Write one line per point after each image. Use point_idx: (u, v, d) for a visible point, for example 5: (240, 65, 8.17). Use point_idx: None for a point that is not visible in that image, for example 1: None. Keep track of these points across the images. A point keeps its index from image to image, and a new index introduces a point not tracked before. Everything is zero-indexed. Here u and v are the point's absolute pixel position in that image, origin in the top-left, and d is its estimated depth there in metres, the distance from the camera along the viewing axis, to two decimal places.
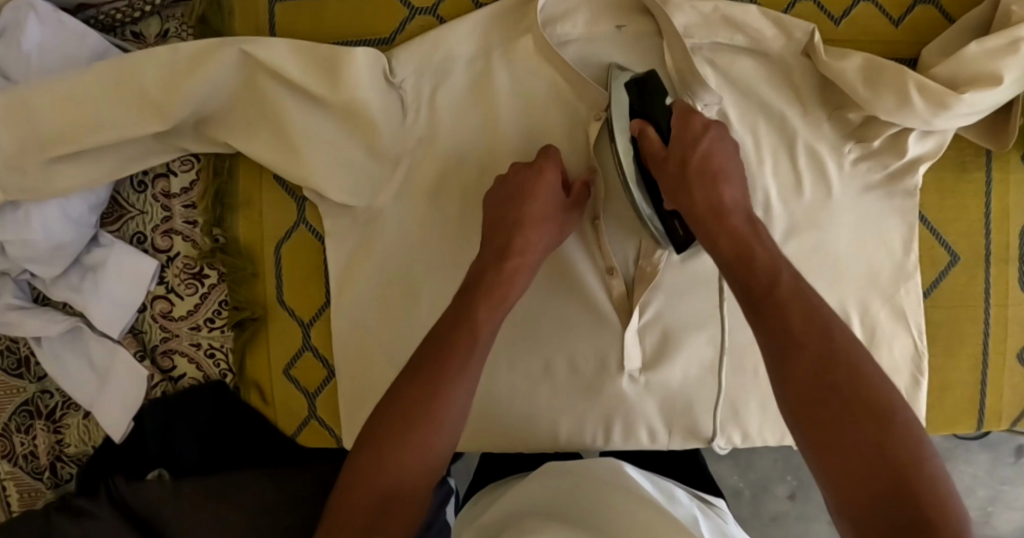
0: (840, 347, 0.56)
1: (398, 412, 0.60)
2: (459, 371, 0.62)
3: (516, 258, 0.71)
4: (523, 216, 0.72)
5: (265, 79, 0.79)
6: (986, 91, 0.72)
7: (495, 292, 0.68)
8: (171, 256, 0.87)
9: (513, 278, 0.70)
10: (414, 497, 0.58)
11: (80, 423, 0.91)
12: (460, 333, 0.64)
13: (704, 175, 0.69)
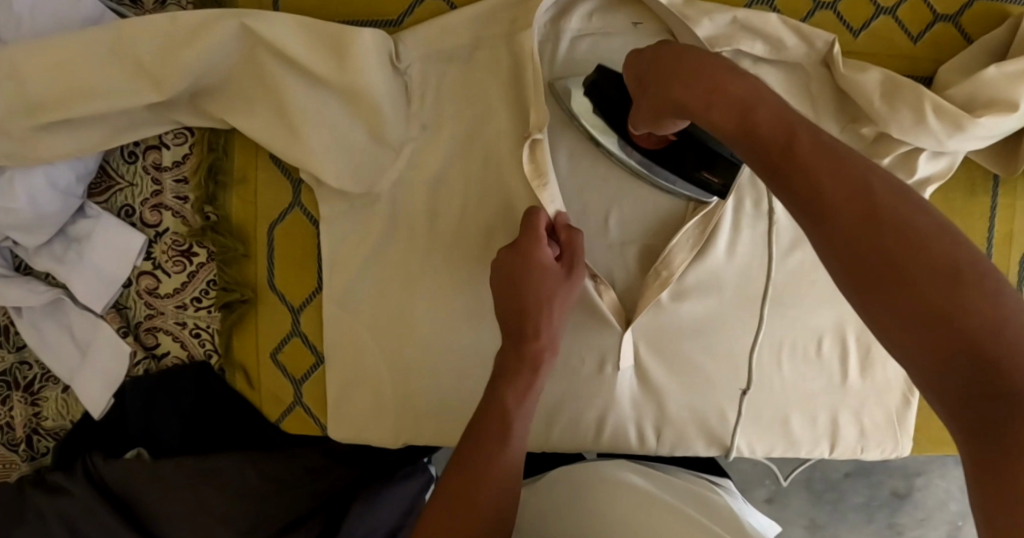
0: (901, 206, 0.49)
1: (449, 498, 0.59)
2: (500, 449, 0.61)
3: (537, 342, 0.68)
4: (533, 296, 0.68)
5: (267, 56, 0.76)
6: (1003, 116, 0.72)
7: (522, 378, 0.66)
8: (160, 232, 0.84)
9: (538, 362, 0.67)
10: None
11: (59, 398, 0.89)
12: (493, 419, 0.63)
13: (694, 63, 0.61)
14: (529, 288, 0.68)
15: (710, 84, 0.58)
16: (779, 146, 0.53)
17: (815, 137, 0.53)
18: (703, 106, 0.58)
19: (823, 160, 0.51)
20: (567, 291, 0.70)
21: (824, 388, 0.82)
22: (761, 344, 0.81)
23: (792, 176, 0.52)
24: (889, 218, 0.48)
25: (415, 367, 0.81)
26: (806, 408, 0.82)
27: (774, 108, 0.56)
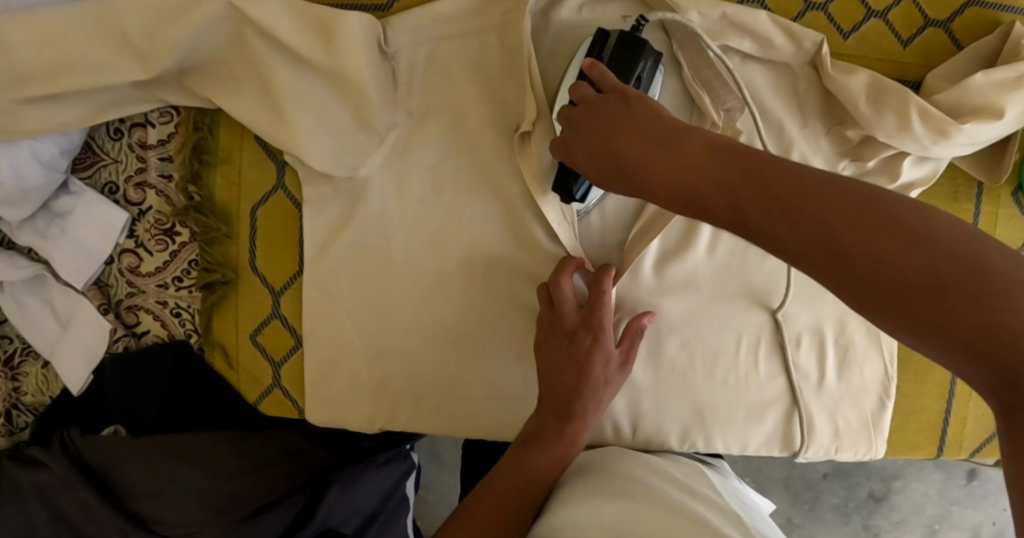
0: (872, 237, 0.47)
1: None
2: (510, 508, 0.70)
3: (578, 424, 0.75)
4: (582, 383, 0.74)
5: (255, 37, 0.76)
6: (987, 124, 0.72)
7: (559, 448, 0.74)
8: (143, 210, 0.84)
9: (575, 438, 0.75)
10: None
11: (39, 373, 0.89)
12: (516, 482, 0.71)
13: (632, 133, 0.59)
14: (580, 372, 0.74)
15: (654, 164, 0.57)
16: (732, 207, 0.52)
17: (765, 181, 0.51)
18: (660, 189, 0.56)
19: (775, 216, 0.50)
20: (617, 381, 0.76)
21: (799, 388, 0.82)
22: (739, 341, 0.81)
23: (762, 237, 0.51)
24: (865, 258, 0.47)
25: (395, 353, 0.81)
26: (782, 406, 0.82)
27: (719, 157, 0.54)
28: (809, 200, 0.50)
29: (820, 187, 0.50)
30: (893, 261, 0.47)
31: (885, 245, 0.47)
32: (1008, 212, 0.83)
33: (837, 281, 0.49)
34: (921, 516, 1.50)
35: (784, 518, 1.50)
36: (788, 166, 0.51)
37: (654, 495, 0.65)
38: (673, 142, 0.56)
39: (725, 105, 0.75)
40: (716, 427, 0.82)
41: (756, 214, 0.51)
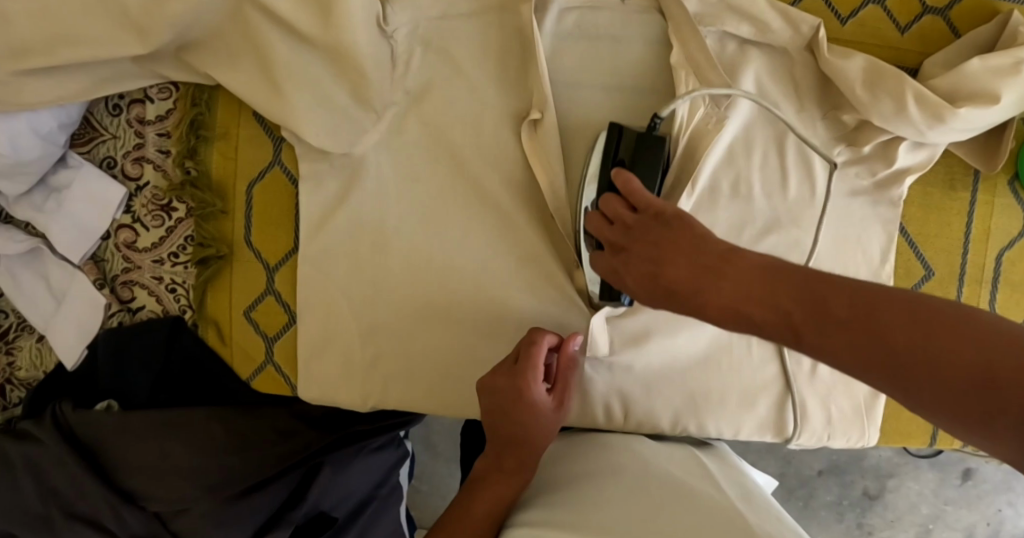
0: (937, 354, 0.43)
1: None
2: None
3: (515, 463, 0.72)
4: (518, 425, 0.71)
5: (255, 14, 0.76)
6: (982, 108, 0.71)
7: (495, 489, 0.71)
8: (140, 186, 0.84)
9: (514, 475, 0.72)
10: None
11: (33, 347, 0.89)
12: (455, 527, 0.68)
13: (676, 256, 0.57)
14: (517, 415, 0.71)
15: (706, 291, 0.53)
16: (783, 324, 0.49)
17: (813, 302, 0.48)
18: (715, 311, 0.53)
19: (834, 327, 0.47)
20: (555, 421, 0.74)
21: (788, 374, 0.82)
22: (732, 326, 0.81)
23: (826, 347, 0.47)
24: (932, 380, 0.43)
25: (388, 331, 0.81)
26: (774, 391, 0.82)
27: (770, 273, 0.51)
28: (865, 320, 0.46)
29: (874, 299, 0.46)
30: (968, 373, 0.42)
31: (957, 360, 0.42)
32: (1004, 202, 0.83)
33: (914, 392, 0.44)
34: (914, 515, 1.50)
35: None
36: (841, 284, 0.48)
37: (644, 500, 0.65)
38: (718, 268, 0.53)
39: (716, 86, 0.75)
40: (709, 412, 0.81)
41: (812, 332, 0.48)
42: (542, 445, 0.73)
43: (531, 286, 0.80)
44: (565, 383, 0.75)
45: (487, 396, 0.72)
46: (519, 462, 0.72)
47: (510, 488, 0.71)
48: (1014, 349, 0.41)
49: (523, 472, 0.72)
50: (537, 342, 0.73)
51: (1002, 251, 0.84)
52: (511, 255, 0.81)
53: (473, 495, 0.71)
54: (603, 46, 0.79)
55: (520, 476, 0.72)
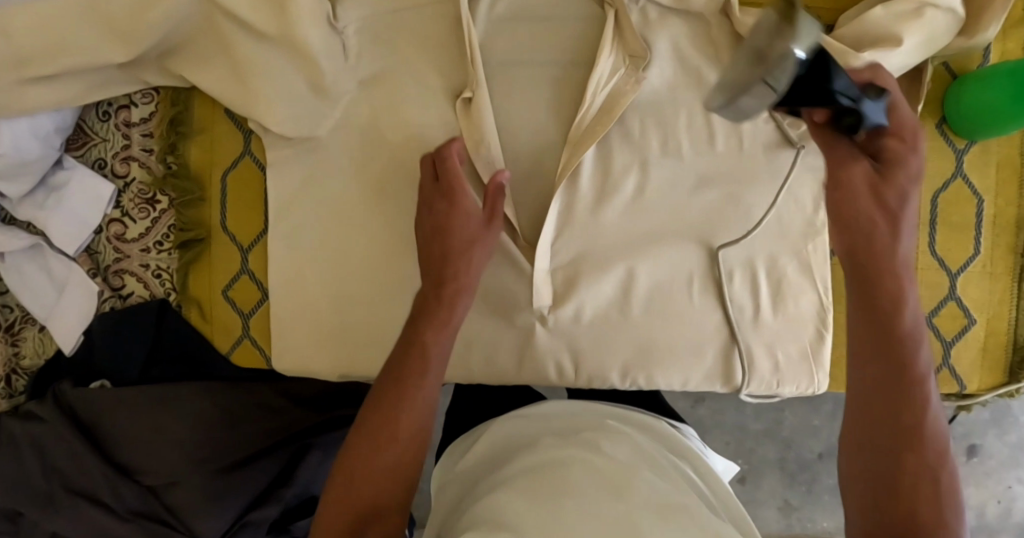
0: (881, 377, 0.60)
1: (364, 437, 0.65)
2: (417, 385, 0.66)
3: (450, 307, 0.71)
4: (449, 250, 0.72)
5: (220, 18, 0.85)
6: (887, 51, 0.76)
7: (436, 318, 0.70)
8: (128, 182, 0.93)
9: (453, 303, 0.71)
10: (385, 501, 0.64)
11: (36, 337, 0.96)
12: (411, 356, 0.68)
13: (899, 153, 0.60)
14: (449, 221, 0.73)
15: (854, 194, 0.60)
16: (856, 264, 0.61)
17: (880, 265, 0.60)
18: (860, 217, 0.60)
19: (864, 296, 0.61)
20: (489, 236, 0.74)
21: (731, 321, 0.84)
22: (675, 278, 0.84)
23: (861, 303, 0.61)
24: (874, 377, 0.60)
25: (353, 299, 0.87)
26: (721, 341, 0.84)
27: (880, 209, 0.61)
28: (877, 316, 0.60)
29: (898, 313, 0.60)
30: (888, 398, 0.60)
31: (886, 382, 0.60)
32: (934, 146, 0.86)
33: (861, 359, 0.61)
34: None
35: (780, 499, 1.50)
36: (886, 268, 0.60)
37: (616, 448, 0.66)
38: (844, 169, 0.60)
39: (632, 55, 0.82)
40: (657, 364, 0.84)
41: (861, 288, 0.61)
42: (467, 272, 0.72)
43: None
44: (494, 210, 0.74)
45: (422, 224, 0.75)
46: (446, 304, 0.71)
47: (446, 345, 0.69)
48: (917, 384, 0.59)
49: (451, 292, 0.71)
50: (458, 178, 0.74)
51: (937, 194, 0.87)
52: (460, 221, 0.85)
53: (417, 355, 0.68)
54: (538, 25, 0.84)
55: (457, 300, 0.71)
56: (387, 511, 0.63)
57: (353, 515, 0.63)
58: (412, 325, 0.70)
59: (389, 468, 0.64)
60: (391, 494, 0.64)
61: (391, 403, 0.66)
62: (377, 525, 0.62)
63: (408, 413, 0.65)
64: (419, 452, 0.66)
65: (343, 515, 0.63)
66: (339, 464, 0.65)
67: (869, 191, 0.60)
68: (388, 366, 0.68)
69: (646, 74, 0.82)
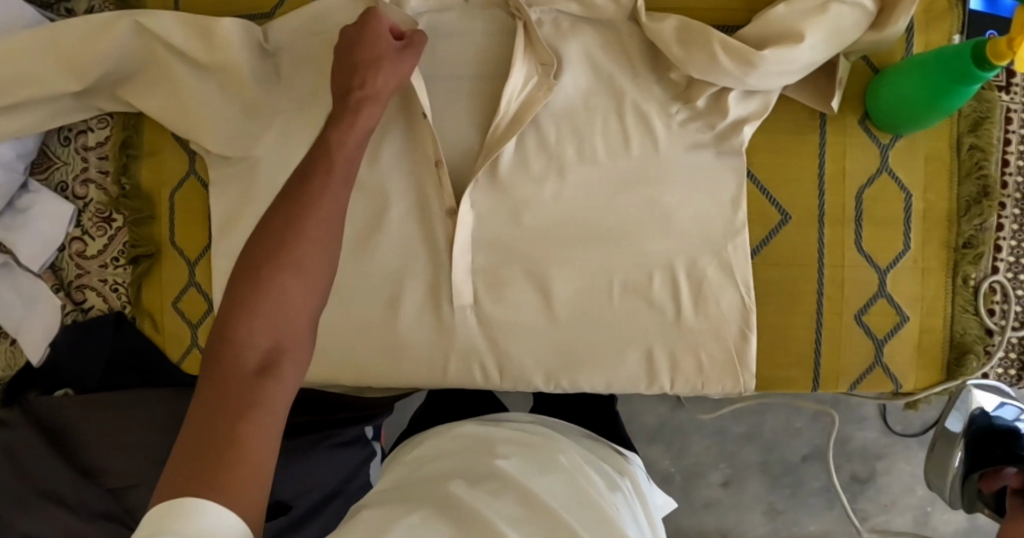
0: None
1: (242, 282, 0.61)
2: (310, 208, 0.65)
3: (366, 87, 0.75)
4: (365, 58, 0.76)
5: (160, 47, 0.90)
6: (790, 48, 0.76)
7: (347, 122, 0.73)
8: (86, 203, 0.99)
9: (363, 108, 0.74)
10: (295, 340, 0.61)
11: (7, 350, 1.02)
12: (314, 179, 0.67)
13: None
14: (364, 41, 0.77)
15: None
16: None
17: None
18: None
19: None
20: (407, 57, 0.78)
21: (654, 321, 0.85)
22: (593, 282, 0.85)
23: None
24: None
25: None
26: (643, 343, 0.86)
27: None
28: None
29: None
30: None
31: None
32: (857, 142, 0.86)
33: None
34: (910, 498, 1.40)
35: (765, 504, 1.42)
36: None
37: (571, 484, 0.73)
38: None
39: (543, 62, 0.84)
40: (579, 367, 0.86)
41: None
42: (383, 82, 0.76)
43: (407, 259, 0.87)
44: (411, 44, 0.79)
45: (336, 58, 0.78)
46: (360, 112, 0.74)
47: (352, 167, 0.71)
48: None
49: (370, 96, 0.75)
50: (378, 14, 0.78)
51: (861, 190, 0.86)
52: (383, 229, 0.87)
53: (320, 188, 0.67)
54: (456, 40, 0.87)
55: (373, 99, 0.75)
56: (297, 344, 0.61)
57: (259, 347, 0.59)
58: (309, 163, 0.69)
59: (296, 306, 0.61)
60: (297, 327, 0.61)
61: (293, 230, 0.63)
62: (287, 359, 0.59)
63: (313, 240, 0.63)
64: (321, 288, 0.64)
65: (249, 348, 0.58)
66: (235, 295, 0.60)
67: None
68: (281, 200, 0.66)
69: (558, 81, 0.84)
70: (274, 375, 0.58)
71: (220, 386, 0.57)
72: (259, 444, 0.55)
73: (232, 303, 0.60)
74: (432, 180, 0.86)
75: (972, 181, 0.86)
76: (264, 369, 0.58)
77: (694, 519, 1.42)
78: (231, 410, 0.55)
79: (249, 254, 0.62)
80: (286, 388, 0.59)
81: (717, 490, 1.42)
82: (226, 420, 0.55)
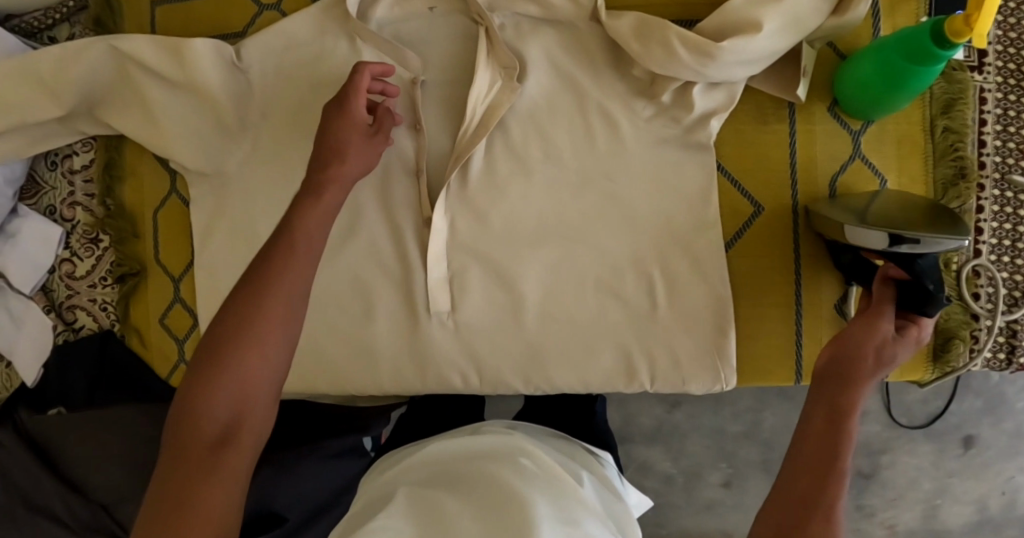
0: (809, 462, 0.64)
1: (208, 354, 0.64)
2: (280, 274, 0.67)
3: (336, 167, 0.76)
4: (340, 139, 0.77)
5: (135, 68, 0.92)
6: (746, 38, 0.75)
7: (329, 176, 0.75)
8: (73, 224, 1.01)
9: (337, 179, 0.75)
10: (256, 408, 0.64)
11: (3, 372, 1.04)
12: (286, 242, 0.69)
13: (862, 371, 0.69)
14: (341, 121, 0.78)
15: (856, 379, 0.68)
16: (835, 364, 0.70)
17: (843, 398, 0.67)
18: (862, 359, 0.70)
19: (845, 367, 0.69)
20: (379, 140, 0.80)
21: (630, 318, 0.84)
22: (570, 282, 0.84)
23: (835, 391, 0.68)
24: (818, 413, 0.67)
25: None
26: (618, 342, 0.84)
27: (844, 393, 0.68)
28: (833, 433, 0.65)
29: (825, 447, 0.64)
30: (822, 456, 0.63)
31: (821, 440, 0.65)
32: (826, 129, 0.85)
33: (819, 439, 0.65)
34: (916, 492, 1.33)
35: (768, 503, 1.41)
36: (861, 379, 0.68)
37: (529, 472, 0.73)
38: (837, 387, 0.68)
39: (505, 66, 0.85)
40: (553, 368, 0.85)
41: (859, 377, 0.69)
42: (346, 171, 0.76)
43: (381, 266, 0.87)
44: (381, 127, 0.81)
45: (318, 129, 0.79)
46: (319, 197, 0.73)
47: (317, 239, 0.71)
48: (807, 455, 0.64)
49: (326, 181, 0.75)
50: (352, 95, 0.78)
51: (835, 177, 0.85)
52: (356, 237, 0.88)
53: (285, 260, 0.68)
54: (423, 50, 0.89)
55: (341, 181, 0.76)
56: (257, 413, 0.64)
57: (220, 418, 0.62)
58: (283, 226, 0.71)
59: (259, 377, 0.64)
60: (259, 399, 0.64)
61: (259, 301, 0.66)
62: (245, 432, 0.63)
63: (277, 309, 0.66)
64: (285, 359, 0.66)
65: (210, 418, 0.62)
66: (201, 366, 0.64)
67: (849, 371, 0.69)
68: (252, 271, 0.67)
69: (522, 84, 0.85)
70: (231, 445, 0.61)
71: (184, 455, 0.61)
72: (214, 512, 0.59)
73: (198, 375, 0.63)
74: (405, 188, 0.87)
75: (948, 163, 0.85)
76: (223, 439, 0.61)
77: (695, 520, 1.40)
78: (190, 479, 0.60)
79: (217, 325, 0.65)
80: (242, 457, 0.62)
81: (718, 491, 1.40)
82: (183, 491, 0.59)
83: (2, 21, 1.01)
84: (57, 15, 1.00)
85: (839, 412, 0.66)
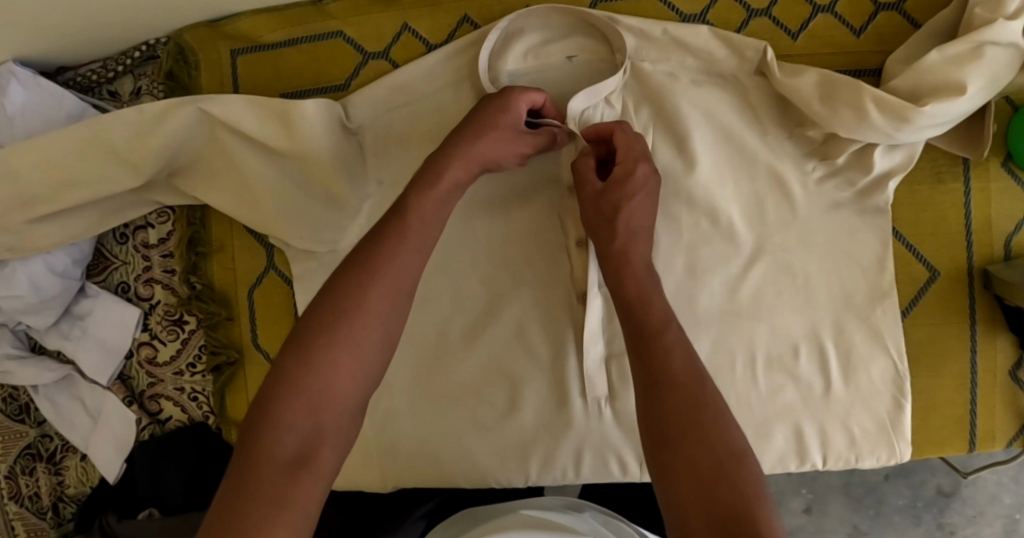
0: (681, 444, 0.52)
1: (294, 357, 0.55)
2: (382, 273, 0.59)
3: (451, 147, 0.67)
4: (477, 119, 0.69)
5: (227, 134, 0.80)
6: (949, 101, 0.69)
7: (439, 163, 0.66)
8: (152, 304, 0.89)
9: (442, 165, 0.66)
10: (341, 423, 0.55)
11: (79, 465, 0.93)
12: (389, 233, 0.61)
13: (666, 385, 0.55)
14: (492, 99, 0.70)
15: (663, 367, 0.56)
16: (647, 368, 0.57)
17: (666, 397, 0.55)
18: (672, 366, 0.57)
19: (668, 359, 0.57)
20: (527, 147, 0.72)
21: (804, 398, 0.78)
22: (735, 360, 0.78)
23: (674, 403, 0.54)
24: (679, 419, 0.54)
25: (404, 412, 0.80)
26: (790, 421, 0.78)
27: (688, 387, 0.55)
28: (699, 427, 0.53)
29: (707, 432, 0.53)
30: (719, 458, 0.51)
31: (706, 460, 0.51)
32: (1000, 185, 0.80)
33: (675, 426, 0.53)
34: (997, 507, 1.10)
35: (848, 527, 1.12)
36: (694, 382, 0.55)
37: None
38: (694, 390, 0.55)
39: (664, 129, 0.78)
40: None
41: (661, 386, 0.56)
42: (469, 151, 0.67)
43: (531, 349, 0.79)
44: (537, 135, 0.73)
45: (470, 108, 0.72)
46: (436, 178, 0.65)
47: (430, 232, 0.63)
48: (692, 444, 0.52)
49: (450, 158, 0.67)
50: (512, 99, 0.69)
51: (1009, 236, 0.80)
52: (504, 318, 0.79)
53: (394, 251, 0.60)
54: (561, 104, 0.80)
55: (456, 162, 0.67)
56: (337, 432, 0.54)
57: (300, 434, 0.52)
58: (381, 226, 0.62)
59: (345, 389, 0.55)
60: (343, 411, 0.55)
61: (358, 302, 0.57)
62: (325, 454, 0.53)
63: (374, 314, 0.57)
64: (378, 366, 0.57)
65: (286, 435, 0.52)
66: (285, 366, 0.54)
67: (667, 375, 0.56)
68: (348, 268, 0.59)
69: (680, 146, 0.77)
70: (312, 469, 0.51)
71: (251, 475, 0.50)
72: None
73: (285, 375, 0.54)
74: (556, 261, 0.79)
75: None
76: (300, 464, 0.51)
77: None
78: (256, 506, 0.49)
79: (308, 325, 0.57)
80: (318, 486, 0.51)
81: (799, 518, 1.11)
82: (244, 520, 0.48)
83: (52, 75, 0.88)
84: (119, 67, 0.86)
85: (722, 408, 0.55)
